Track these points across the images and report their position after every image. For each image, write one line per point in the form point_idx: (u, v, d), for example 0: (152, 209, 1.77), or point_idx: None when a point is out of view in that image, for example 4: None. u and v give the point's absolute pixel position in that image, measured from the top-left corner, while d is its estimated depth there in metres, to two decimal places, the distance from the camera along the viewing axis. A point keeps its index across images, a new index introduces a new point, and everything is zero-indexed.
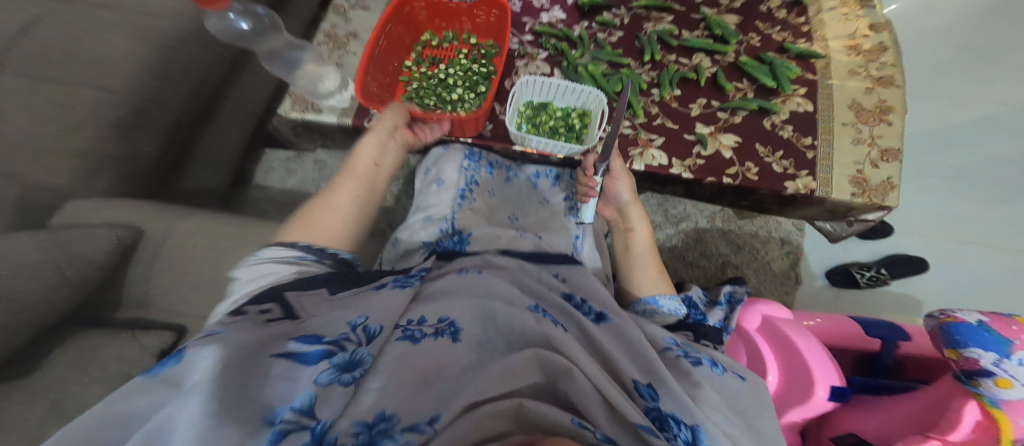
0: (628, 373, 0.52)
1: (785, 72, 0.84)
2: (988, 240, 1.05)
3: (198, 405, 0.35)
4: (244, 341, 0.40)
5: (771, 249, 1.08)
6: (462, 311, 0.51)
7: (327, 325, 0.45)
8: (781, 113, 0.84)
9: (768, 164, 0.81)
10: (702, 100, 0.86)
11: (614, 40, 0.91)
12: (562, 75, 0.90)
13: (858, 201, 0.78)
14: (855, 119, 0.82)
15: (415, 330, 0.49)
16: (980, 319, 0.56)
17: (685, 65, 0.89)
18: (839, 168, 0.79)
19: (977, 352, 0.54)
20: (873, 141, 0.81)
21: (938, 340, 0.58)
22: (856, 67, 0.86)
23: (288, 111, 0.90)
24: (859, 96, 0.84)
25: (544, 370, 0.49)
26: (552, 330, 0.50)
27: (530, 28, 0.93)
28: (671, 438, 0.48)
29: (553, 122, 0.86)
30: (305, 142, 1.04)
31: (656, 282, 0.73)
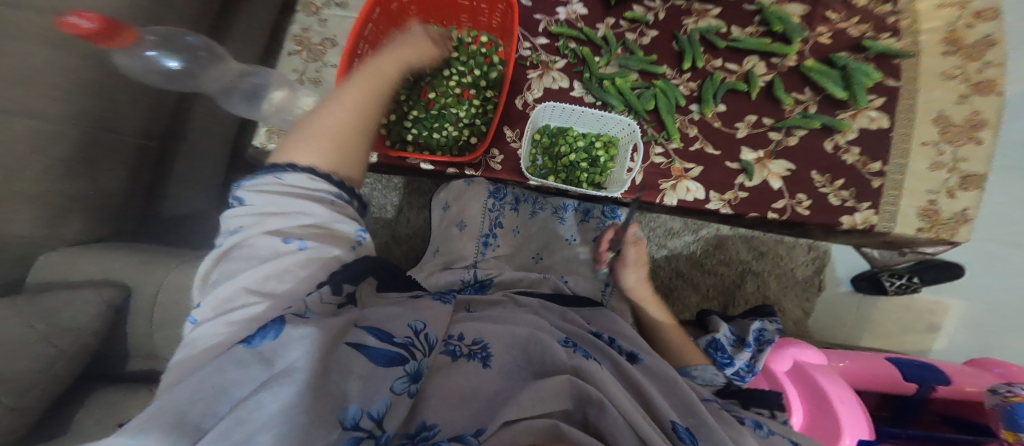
0: (665, 412, 0.44)
1: (863, 79, 0.69)
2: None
3: (291, 387, 0.29)
4: (327, 321, 0.34)
5: (796, 254, 1.00)
6: (496, 334, 0.44)
7: (390, 322, 0.38)
8: (848, 133, 0.71)
9: (823, 196, 0.70)
10: (751, 117, 0.73)
11: (646, 42, 0.76)
12: (582, 90, 0.75)
13: (921, 237, 0.67)
14: (937, 137, 0.69)
15: (454, 344, 0.42)
16: None
17: (732, 73, 0.74)
18: (908, 197, 0.68)
19: None
20: (955, 165, 0.68)
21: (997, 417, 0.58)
22: (952, 69, 0.71)
23: (264, 142, 0.79)
24: (946, 109, 0.70)
25: (578, 396, 0.41)
26: (584, 362, 0.43)
27: (545, 28, 0.76)
28: None
29: (573, 154, 0.72)
30: None
31: (680, 352, 0.61)
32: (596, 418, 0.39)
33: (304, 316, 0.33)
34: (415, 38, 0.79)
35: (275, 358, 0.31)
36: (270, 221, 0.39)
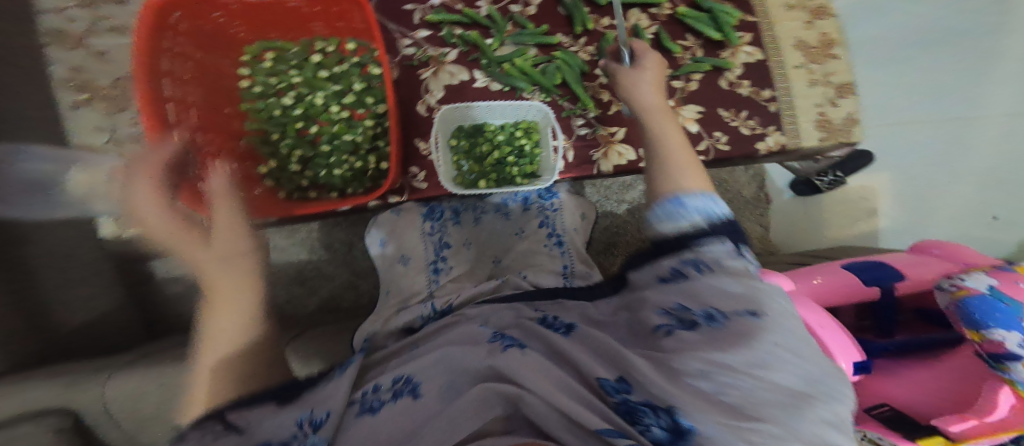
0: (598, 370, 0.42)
1: (726, 19, 0.72)
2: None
3: None
4: None
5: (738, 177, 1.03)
6: (427, 367, 0.46)
7: (282, 427, 0.40)
8: (735, 69, 0.73)
9: (735, 129, 0.72)
10: (652, 70, 0.72)
11: (533, 13, 0.73)
12: (485, 78, 0.72)
13: (825, 145, 0.74)
14: (805, 59, 0.75)
15: (372, 400, 0.44)
16: (992, 286, 0.51)
17: (622, 29, 0.74)
18: (803, 115, 0.73)
19: (1001, 334, 0.48)
20: (827, 79, 0.75)
21: (955, 317, 0.53)
22: None
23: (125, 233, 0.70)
24: (801, 33, 0.75)
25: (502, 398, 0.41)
26: (498, 361, 0.44)
27: (421, 18, 0.72)
28: (645, 431, 0.37)
29: (497, 152, 0.70)
30: None
31: (689, 177, 0.52)
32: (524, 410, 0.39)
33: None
34: (260, 60, 0.69)
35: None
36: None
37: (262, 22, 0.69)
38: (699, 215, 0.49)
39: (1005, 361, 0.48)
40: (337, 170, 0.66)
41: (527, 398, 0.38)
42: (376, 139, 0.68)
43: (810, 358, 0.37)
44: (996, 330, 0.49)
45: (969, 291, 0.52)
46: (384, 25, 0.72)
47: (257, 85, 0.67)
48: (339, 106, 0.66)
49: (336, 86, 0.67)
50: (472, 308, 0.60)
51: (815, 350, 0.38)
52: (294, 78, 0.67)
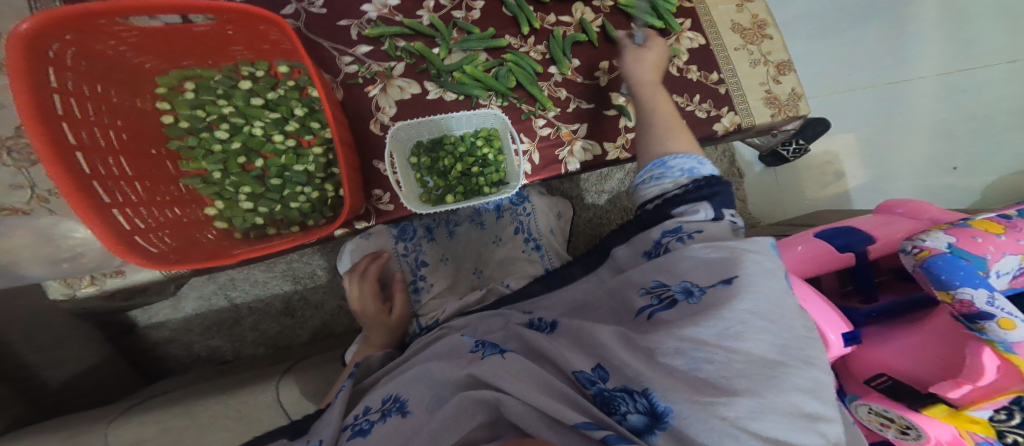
0: (576, 361, 0.44)
1: (665, 5, 0.73)
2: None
3: None
4: None
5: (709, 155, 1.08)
6: (410, 385, 0.48)
7: None
8: (681, 56, 0.73)
9: (690, 114, 0.72)
10: (604, 63, 0.74)
11: (476, 17, 0.73)
12: (437, 88, 0.71)
13: (777, 121, 0.73)
14: (741, 42, 0.74)
15: (362, 422, 0.47)
16: (949, 244, 0.53)
17: (569, 25, 0.74)
18: (750, 94, 0.73)
19: (968, 291, 0.49)
20: (765, 59, 0.74)
21: (922, 280, 0.54)
22: None
23: (69, 292, 0.64)
24: (734, 16, 0.75)
25: (486, 409, 0.42)
26: (473, 368, 0.46)
27: (359, 33, 0.70)
28: (624, 420, 0.38)
29: (460, 163, 0.69)
30: (151, 297, 0.78)
31: (676, 140, 0.59)
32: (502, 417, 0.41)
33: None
34: (180, 91, 0.65)
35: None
36: None
37: (172, 51, 0.63)
38: (681, 173, 0.55)
39: (977, 319, 0.49)
40: (295, 202, 0.65)
41: (508, 402, 0.40)
42: (329, 167, 0.67)
43: (782, 323, 0.36)
44: (961, 285, 0.50)
45: (931, 250, 0.54)
46: (317, 43, 0.70)
47: (183, 122, 0.65)
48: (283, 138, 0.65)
49: (274, 114, 0.65)
50: (457, 318, 0.61)
51: (793, 315, 0.37)
52: (225, 109, 0.65)
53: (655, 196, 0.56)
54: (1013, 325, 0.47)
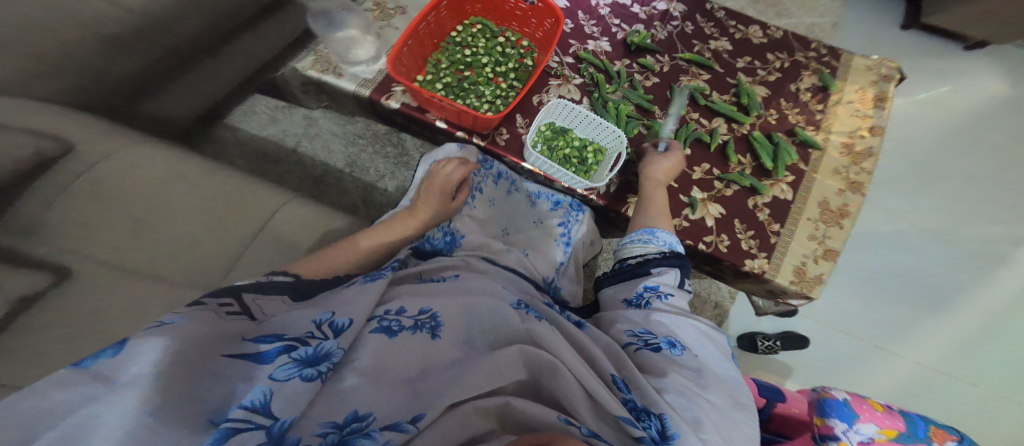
0: (607, 368, 0.61)
1: (784, 157, 0.96)
2: (867, 331, 1.33)
3: (140, 392, 0.42)
4: (194, 332, 0.49)
5: (707, 311, 1.32)
6: (451, 311, 0.64)
7: (291, 325, 0.55)
8: (765, 196, 0.95)
9: (738, 240, 0.93)
10: (705, 164, 0.94)
11: (649, 85, 0.95)
12: (589, 105, 0.91)
13: (793, 288, 0.93)
14: (818, 217, 0.96)
15: (393, 322, 0.60)
16: (844, 397, 0.77)
17: (703, 126, 0.95)
18: (790, 257, 0.94)
19: (834, 422, 0.75)
20: (823, 240, 0.95)
21: (814, 407, 0.80)
22: (840, 168, 0.99)
23: (306, 67, 0.82)
24: (829, 196, 0.98)
25: (529, 367, 0.60)
26: (534, 326, 0.64)
27: (574, 51, 0.93)
28: (648, 427, 0.56)
29: (569, 150, 0.87)
30: (310, 100, 0.95)
31: (660, 221, 0.81)
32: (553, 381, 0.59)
33: (152, 328, 0.48)
34: (470, 27, 0.90)
35: (113, 375, 0.43)
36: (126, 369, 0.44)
37: (490, 9, 0.91)
38: (662, 244, 0.77)
39: (828, 439, 0.75)
40: (468, 100, 0.84)
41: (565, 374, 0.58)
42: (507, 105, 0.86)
43: (732, 387, 0.61)
44: (835, 419, 0.75)
45: (830, 395, 0.79)
46: (566, 40, 0.94)
47: (460, 37, 0.88)
48: (494, 72, 0.87)
49: (502, 59, 0.88)
50: (482, 258, 0.81)
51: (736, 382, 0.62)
52: (480, 43, 0.87)
53: (638, 255, 0.78)
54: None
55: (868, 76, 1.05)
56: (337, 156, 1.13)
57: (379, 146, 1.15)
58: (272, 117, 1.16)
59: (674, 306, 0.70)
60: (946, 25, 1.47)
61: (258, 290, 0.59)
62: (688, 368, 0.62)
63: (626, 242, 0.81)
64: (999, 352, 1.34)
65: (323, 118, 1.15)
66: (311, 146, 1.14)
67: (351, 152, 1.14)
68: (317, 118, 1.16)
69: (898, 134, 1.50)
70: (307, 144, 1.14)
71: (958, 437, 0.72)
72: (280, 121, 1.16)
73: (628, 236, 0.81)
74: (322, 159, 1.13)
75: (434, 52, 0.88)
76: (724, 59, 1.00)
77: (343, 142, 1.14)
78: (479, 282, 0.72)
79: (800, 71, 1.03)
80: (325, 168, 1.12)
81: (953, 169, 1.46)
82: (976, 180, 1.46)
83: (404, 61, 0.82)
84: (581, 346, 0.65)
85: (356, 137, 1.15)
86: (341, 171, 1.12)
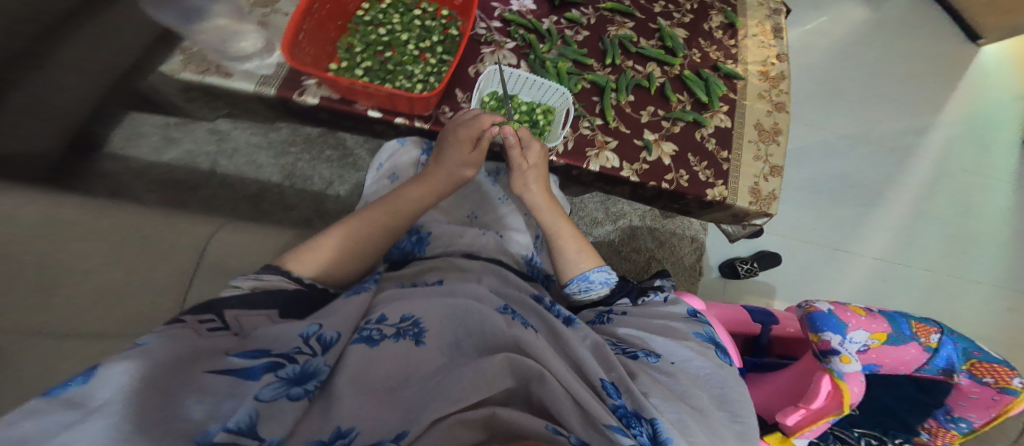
0: (596, 371, 0.59)
1: (715, 90, 0.99)
2: (808, 237, 1.47)
3: (110, 420, 0.37)
4: (167, 351, 0.44)
5: (684, 246, 1.36)
6: (429, 316, 0.59)
7: (280, 340, 0.51)
8: (708, 127, 0.98)
9: (696, 173, 0.95)
10: (651, 107, 0.95)
11: (581, 39, 0.95)
12: (528, 68, 0.90)
13: (752, 208, 0.97)
14: (756, 137, 1.01)
15: (375, 332, 0.56)
16: (830, 308, 0.78)
17: (640, 72, 0.97)
18: (743, 179, 0.97)
19: (828, 335, 0.75)
20: (767, 159, 1.00)
21: (805, 324, 0.79)
22: (762, 92, 1.04)
23: (178, 70, 0.70)
24: (761, 118, 1.02)
25: (517, 375, 0.57)
26: (520, 333, 0.60)
27: (500, 14, 0.90)
28: (637, 434, 0.54)
29: (518, 116, 0.87)
30: (202, 110, 0.84)
31: (580, 257, 0.78)
32: (539, 389, 0.56)
33: (131, 352, 0.43)
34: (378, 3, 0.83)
35: (87, 402, 0.38)
36: (96, 394, 0.39)
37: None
38: (602, 284, 0.77)
39: (829, 355, 0.74)
40: (398, 81, 0.78)
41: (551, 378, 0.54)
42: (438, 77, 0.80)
43: (711, 380, 0.63)
44: (828, 332, 0.75)
45: (816, 308, 0.79)
46: (489, 4, 0.91)
47: (367, 16, 0.81)
48: (418, 48, 0.81)
49: (422, 33, 0.82)
50: (462, 256, 0.77)
51: (719, 373, 0.64)
52: (394, 19, 0.81)
53: (592, 300, 0.80)
54: (850, 362, 0.72)
55: (762, 11, 1.11)
56: (269, 169, 1.02)
57: (316, 150, 1.06)
58: (166, 137, 0.97)
59: (640, 316, 0.76)
60: None
61: (244, 306, 0.54)
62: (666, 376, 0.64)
63: (567, 293, 0.79)
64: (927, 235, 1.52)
65: (237, 130, 1.02)
66: (231, 164, 1.00)
67: (285, 162, 1.03)
68: (228, 132, 1.02)
69: (799, 60, 1.66)
70: (226, 162, 1.00)
71: (942, 329, 0.78)
72: (181, 141, 0.98)
73: (566, 290, 0.79)
74: (252, 176, 1.01)
75: (345, 35, 0.80)
76: (643, 6, 1.03)
77: (272, 154, 1.03)
78: (465, 285, 0.68)
79: (708, 10, 1.08)
80: (260, 185, 1.01)
81: (847, 87, 1.66)
82: (868, 90, 1.67)
83: (309, 48, 0.73)
84: (569, 352, 0.62)
85: (285, 145, 1.04)
86: (279, 185, 1.02)
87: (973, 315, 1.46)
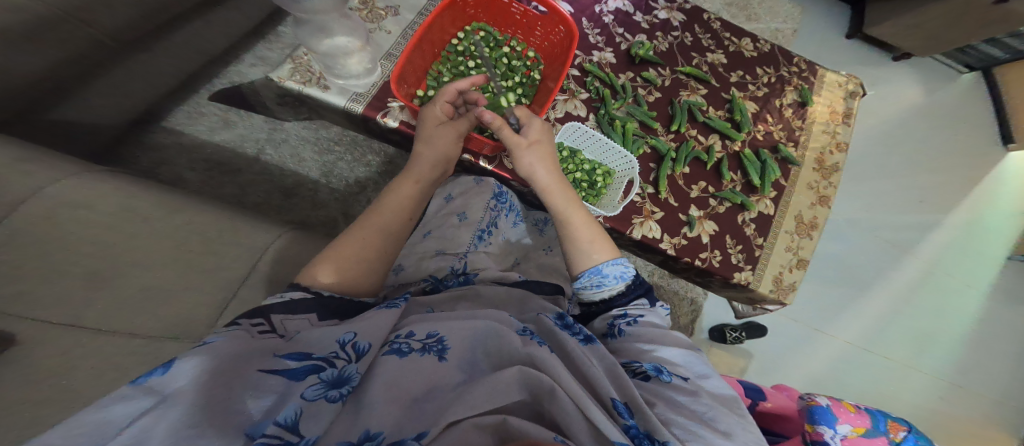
0: (607, 390, 0.57)
1: (769, 173, 0.99)
2: (796, 315, 1.51)
3: (181, 408, 0.43)
4: (229, 351, 0.49)
5: (683, 306, 1.42)
6: (450, 331, 0.60)
7: (320, 343, 0.54)
8: (752, 212, 0.98)
9: (729, 255, 0.95)
10: (703, 183, 0.96)
11: (652, 100, 0.95)
12: (595, 122, 0.91)
13: (771, 296, 0.96)
14: (794, 229, 1.00)
15: (402, 344, 0.58)
16: (828, 403, 0.84)
17: (701, 143, 0.97)
18: (770, 268, 0.97)
19: (823, 429, 0.81)
20: (797, 251, 0.99)
21: (805, 415, 0.85)
22: (813, 182, 1.03)
23: (283, 78, 0.71)
24: (803, 209, 1.01)
25: (529, 388, 0.56)
26: (537, 350, 0.59)
27: (580, 63, 0.91)
28: None
29: (580, 174, 0.86)
30: (286, 112, 0.85)
31: (594, 248, 0.73)
32: (550, 403, 0.55)
33: (196, 349, 0.48)
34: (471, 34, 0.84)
35: (166, 390, 0.44)
36: (172, 384, 0.44)
37: (497, 14, 0.86)
38: (616, 279, 0.71)
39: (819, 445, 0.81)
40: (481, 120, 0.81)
41: (560, 394, 0.54)
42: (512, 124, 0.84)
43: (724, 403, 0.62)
44: (823, 425, 0.81)
45: (816, 402, 0.85)
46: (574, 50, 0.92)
47: (460, 46, 0.82)
48: (501, 86, 0.83)
49: (508, 73, 0.84)
50: (489, 285, 0.77)
51: (730, 398, 0.62)
52: (484, 54, 0.83)
53: (600, 300, 0.72)
54: None
55: (837, 92, 1.10)
56: (310, 165, 1.07)
57: (358, 153, 1.10)
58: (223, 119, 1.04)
59: (647, 324, 0.70)
60: (878, 37, 1.70)
61: (288, 309, 0.58)
62: (678, 393, 0.61)
63: (577, 290, 0.73)
64: (910, 329, 1.57)
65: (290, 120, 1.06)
66: (276, 154, 1.05)
67: (327, 160, 1.08)
68: (283, 125, 1.06)
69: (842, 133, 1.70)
70: (271, 151, 1.05)
71: (906, 427, 0.86)
72: (237, 125, 1.05)
73: (575, 285, 0.73)
74: (291, 169, 1.06)
75: (436, 64, 0.82)
76: (720, 73, 1.03)
77: (317, 150, 1.07)
78: (487, 308, 0.67)
79: (784, 85, 1.08)
80: (296, 179, 1.06)
81: (883, 167, 1.67)
82: (901, 174, 1.68)
83: (408, 75, 0.76)
84: (579, 369, 0.60)
85: (332, 143, 1.08)
86: (315, 182, 1.06)
87: (930, 405, 1.52)
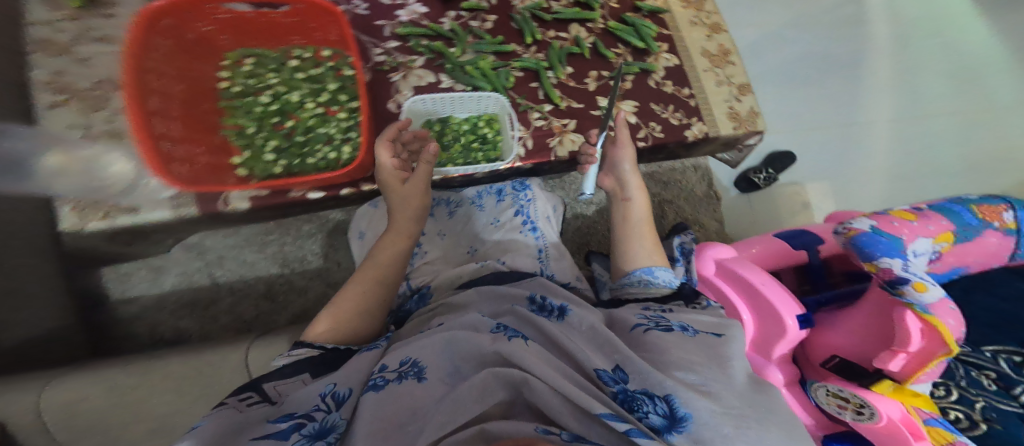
0: (590, 360, 0.50)
1: (647, 31, 0.87)
2: (828, 125, 1.27)
3: None
4: (220, 425, 0.45)
5: (689, 176, 1.22)
6: (426, 351, 0.54)
7: (304, 400, 0.49)
8: (658, 71, 0.87)
9: (666, 120, 0.84)
10: (593, 72, 0.86)
11: (490, 27, 0.86)
12: (449, 80, 0.83)
13: (739, 133, 0.85)
14: (709, 65, 0.88)
15: (379, 379, 0.52)
16: (872, 226, 0.71)
17: (565, 39, 0.87)
18: (716, 109, 0.85)
19: (887, 263, 0.66)
20: (729, 80, 0.88)
21: (852, 253, 0.71)
22: (693, 18, 0.92)
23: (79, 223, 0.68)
24: (703, 44, 0.90)
25: (507, 386, 0.49)
26: (503, 345, 0.52)
27: (392, 31, 0.83)
28: (643, 417, 0.45)
29: (461, 139, 0.81)
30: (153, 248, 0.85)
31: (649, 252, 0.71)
32: (530, 394, 0.47)
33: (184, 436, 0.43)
34: (240, 65, 0.80)
35: None
36: None
37: (244, 32, 0.79)
38: (663, 282, 0.67)
39: (900, 286, 0.64)
40: (321, 150, 0.77)
41: (536, 384, 0.46)
42: (348, 131, 0.78)
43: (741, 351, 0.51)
44: (885, 259, 0.67)
45: (856, 230, 0.72)
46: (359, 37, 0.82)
47: (237, 87, 0.77)
48: (317, 104, 0.79)
49: (313, 87, 0.79)
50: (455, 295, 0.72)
51: None
52: (273, 80, 0.78)
53: (648, 296, 0.66)
54: (926, 291, 0.63)
55: None
56: (264, 262, 1.02)
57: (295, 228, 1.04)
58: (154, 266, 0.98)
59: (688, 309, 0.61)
60: None
61: (279, 377, 0.54)
62: (685, 342, 0.52)
63: (626, 285, 0.71)
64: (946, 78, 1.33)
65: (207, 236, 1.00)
66: (228, 271, 1.01)
67: (272, 252, 1.03)
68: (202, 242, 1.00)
69: None
70: (220, 270, 1.01)
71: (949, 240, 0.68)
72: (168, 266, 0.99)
73: (625, 281, 0.71)
74: (252, 275, 1.02)
75: (223, 117, 0.76)
76: None
77: (256, 247, 1.02)
78: (460, 318, 0.61)
79: None
80: (265, 281, 1.03)
81: None
82: None
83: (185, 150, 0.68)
84: (560, 347, 0.53)
85: (263, 234, 1.02)
86: (281, 275, 1.03)
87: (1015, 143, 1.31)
